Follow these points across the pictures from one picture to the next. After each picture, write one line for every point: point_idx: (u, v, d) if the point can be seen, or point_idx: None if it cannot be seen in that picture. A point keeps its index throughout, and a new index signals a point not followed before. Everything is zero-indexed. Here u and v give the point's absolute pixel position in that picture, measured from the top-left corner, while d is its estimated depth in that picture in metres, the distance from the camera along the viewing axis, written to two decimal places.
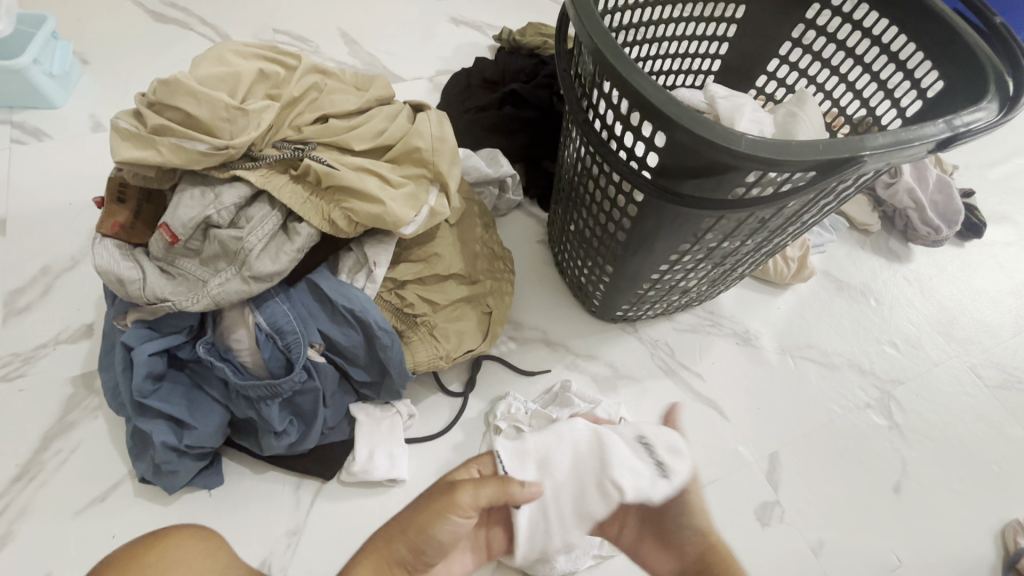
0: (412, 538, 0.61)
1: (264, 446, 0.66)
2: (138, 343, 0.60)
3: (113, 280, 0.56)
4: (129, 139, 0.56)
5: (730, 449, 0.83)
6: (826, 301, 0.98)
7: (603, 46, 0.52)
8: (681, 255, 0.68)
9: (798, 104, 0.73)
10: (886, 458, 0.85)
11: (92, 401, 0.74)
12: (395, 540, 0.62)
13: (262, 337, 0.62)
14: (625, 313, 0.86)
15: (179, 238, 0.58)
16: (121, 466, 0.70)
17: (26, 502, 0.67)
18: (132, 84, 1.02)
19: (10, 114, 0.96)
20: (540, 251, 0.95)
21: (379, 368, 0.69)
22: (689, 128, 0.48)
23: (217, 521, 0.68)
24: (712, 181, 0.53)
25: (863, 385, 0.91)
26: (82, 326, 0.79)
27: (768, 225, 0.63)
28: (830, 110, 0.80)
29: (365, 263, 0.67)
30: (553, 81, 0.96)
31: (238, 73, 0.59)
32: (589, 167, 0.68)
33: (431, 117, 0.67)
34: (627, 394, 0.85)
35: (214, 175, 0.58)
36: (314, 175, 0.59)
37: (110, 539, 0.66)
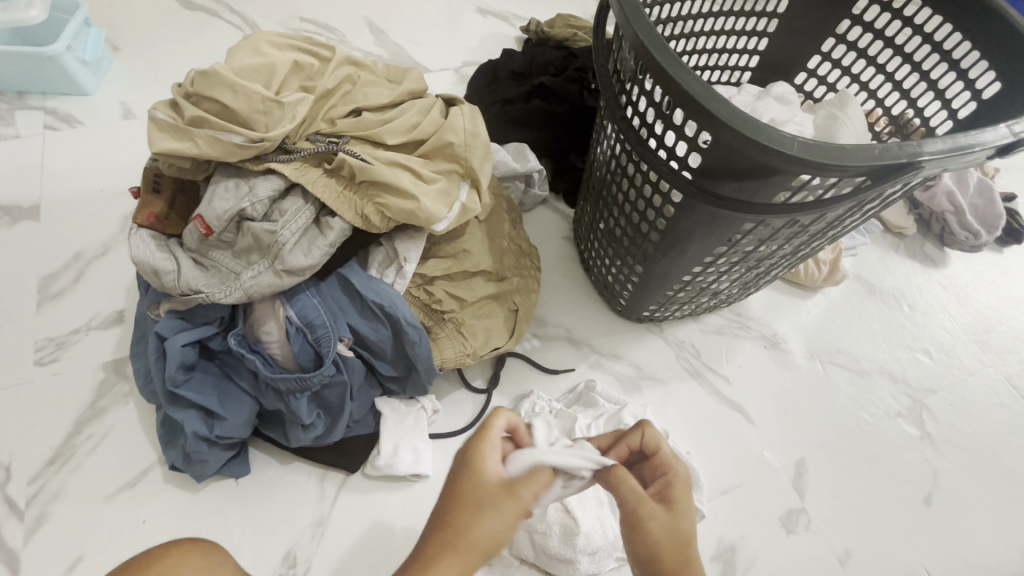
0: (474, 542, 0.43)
1: (292, 438, 0.66)
2: (171, 334, 0.60)
3: (148, 270, 0.57)
4: (166, 130, 0.56)
5: (755, 454, 0.81)
6: (858, 306, 0.96)
7: (648, 40, 0.50)
8: (715, 258, 0.66)
9: (840, 106, 0.71)
10: (916, 469, 0.83)
11: (123, 388, 0.75)
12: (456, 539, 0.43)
13: (293, 330, 0.62)
14: (652, 313, 0.84)
15: (213, 230, 0.58)
16: (151, 452, 0.71)
17: (59, 485, 0.68)
18: (161, 72, 1.02)
19: (44, 101, 0.97)
20: (565, 248, 0.94)
21: (405, 363, 0.69)
22: (739, 130, 0.46)
23: (244, 510, 0.69)
24: (755, 184, 0.51)
25: (894, 393, 0.89)
26: (113, 312, 0.80)
27: (808, 229, 0.61)
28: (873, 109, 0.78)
29: (394, 258, 0.67)
30: (583, 74, 0.94)
31: (274, 65, 0.59)
32: (624, 165, 0.67)
33: (464, 111, 0.65)
34: (652, 396, 0.84)
35: (249, 167, 0.58)
36: (348, 169, 0.59)
37: (140, 524, 0.67)
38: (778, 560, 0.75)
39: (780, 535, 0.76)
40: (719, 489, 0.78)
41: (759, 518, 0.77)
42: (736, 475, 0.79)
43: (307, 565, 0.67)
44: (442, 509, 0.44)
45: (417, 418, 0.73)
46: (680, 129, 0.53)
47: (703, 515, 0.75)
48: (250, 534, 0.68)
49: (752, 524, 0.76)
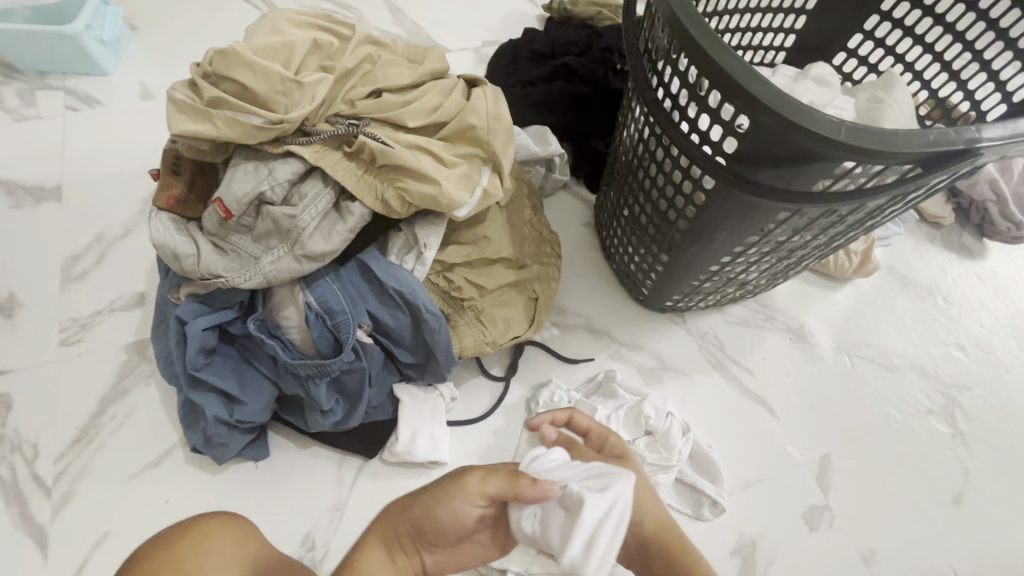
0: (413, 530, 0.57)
1: (311, 423, 0.66)
2: (191, 317, 0.60)
3: (168, 254, 0.56)
4: (185, 111, 0.55)
5: (778, 448, 0.79)
6: (889, 298, 0.92)
7: (685, 17, 0.47)
8: (746, 248, 0.64)
9: (885, 88, 0.67)
10: (947, 468, 0.80)
11: (145, 369, 0.75)
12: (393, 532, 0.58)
13: (312, 316, 0.62)
14: (675, 303, 0.82)
15: (233, 214, 0.57)
16: (173, 433, 0.72)
17: (85, 464, 0.70)
18: (179, 51, 1.01)
19: (64, 81, 0.97)
20: (586, 235, 0.92)
21: (424, 350, 0.68)
22: (781, 112, 0.44)
23: (264, 492, 0.70)
24: (794, 171, 0.49)
25: (925, 389, 0.86)
26: (134, 294, 0.80)
27: (845, 220, 0.58)
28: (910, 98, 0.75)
29: (414, 244, 0.65)
30: (608, 54, 0.91)
31: (293, 44, 0.57)
32: (653, 149, 0.64)
33: (487, 93, 0.63)
34: (673, 387, 0.82)
35: (268, 150, 0.57)
36: (368, 153, 0.57)
37: (163, 504, 0.68)
38: (800, 557, 0.73)
39: (802, 531, 0.75)
40: (740, 483, 0.77)
41: (781, 513, 0.75)
42: (758, 470, 0.78)
43: (326, 548, 0.68)
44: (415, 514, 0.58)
45: (434, 405, 0.72)
46: (715, 112, 0.50)
47: (723, 509, 0.73)
48: (270, 516, 0.69)
49: (774, 520, 0.75)
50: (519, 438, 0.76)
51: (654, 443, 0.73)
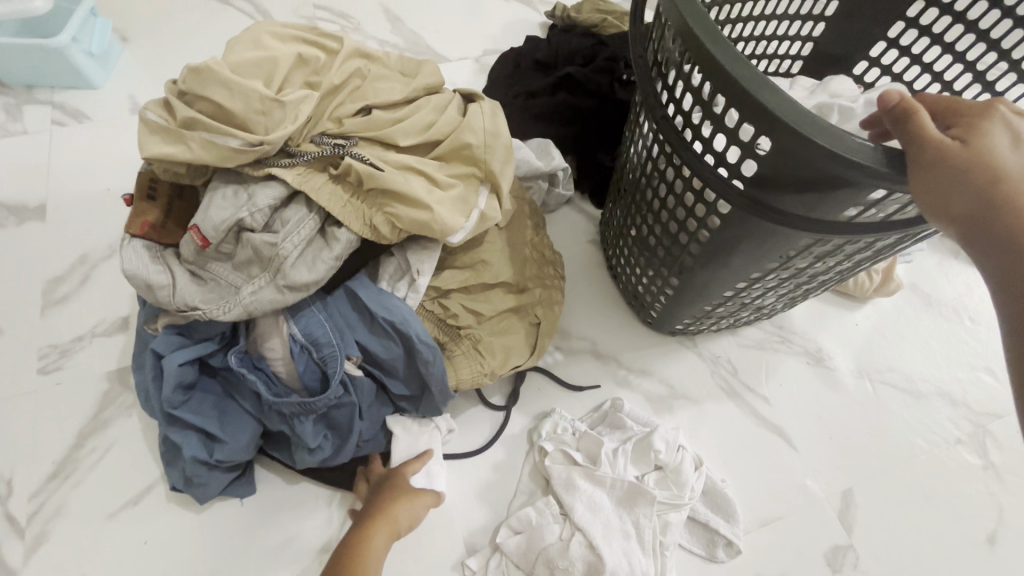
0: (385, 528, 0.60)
1: (297, 461, 0.62)
2: (168, 351, 0.56)
3: (141, 285, 0.52)
4: (158, 133, 0.51)
5: (797, 482, 0.74)
6: (913, 319, 0.87)
7: (699, 30, 0.43)
8: (763, 274, 0.59)
9: None
10: (979, 503, 0.75)
11: (126, 399, 0.72)
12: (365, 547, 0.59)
13: (297, 348, 0.58)
14: (685, 327, 0.78)
15: (210, 241, 0.53)
16: (155, 468, 0.68)
17: (61, 502, 0.66)
18: (170, 63, 0.98)
19: (51, 95, 0.94)
20: (591, 253, 0.87)
21: (418, 382, 0.64)
22: (811, 136, 0.39)
23: (249, 532, 0.66)
24: (821, 198, 0.44)
25: (953, 418, 0.81)
26: (118, 319, 0.76)
27: (873, 247, 0.53)
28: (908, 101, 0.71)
29: (407, 270, 0.61)
30: (614, 64, 0.87)
31: (275, 60, 0.53)
32: (662, 169, 0.60)
33: (483, 109, 0.59)
34: (684, 416, 0.77)
35: (248, 173, 0.53)
36: (355, 175, 0.53)
37: (142, 545, 0.64)
38: None
39: (824, 574, 0.69)
40: (756, 521, 0.72)
41: (802, 554, 0.70)
42: (776, 506, 0.73)
43: None
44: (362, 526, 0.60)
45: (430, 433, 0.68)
46: (732, 133, 0.46)
47: (739, 550, 0.69)
48: (255, 559, 0.64)
49: (793, 561, 0.70)
50: (520, 472, 0.71)
51: (665, 479, 0.68)
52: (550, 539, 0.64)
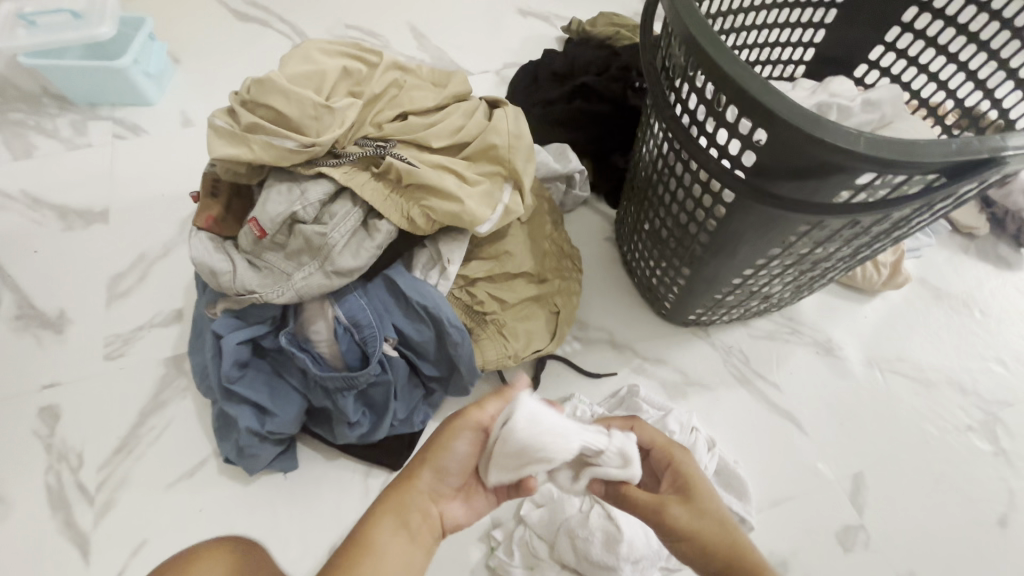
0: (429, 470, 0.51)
1: (338, 435, 0.68)
2: (227, 332, 0.63)
3: (207, 271, 0.59)
4: (225, 137, 0.59)
5: (808, 465, 0.77)
6: (922, 311, 0.90)
7: (701, 36, 0.48)
8: (768, 260, 0.64)
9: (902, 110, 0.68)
10: (990, 488, 0.77)
11: (182, 382, 0.78)
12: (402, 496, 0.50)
13: (340, 330, 0.64)
14: (697, 317, 0.82)
15: (267, 232, 0.60)
16: (207, 444, 0.74)
17: (125, 473, 0.73)
18: (217, 81, 1.07)
19: (113, 111, 1.03)
20: (607, 250, 0.92)
21: (448, 364, 0.70)
22: (802, 127, 0.44)
23: (292, 502, 0.71)
24: (815, 183, 0.49)
25: (964, 406, 0.83)
26: (173, 310, 0.84)
27: (869, 231, 0.57)
28: (908, 100, 0.76)
29: (438, 260, 0.67)
30: (627, 73, 0.93)
31: (324, 72, 0.61)
32: (672, 165, 0.65)
33: (508, 113, 0.65)
34: (697, 402, 0.81)
35: (300, 171, 0.60)
36: (395, 173, 0.60)
37: (197, 513, 0.71)
38: None
39: (835, 552, 0.72)
40: (769, 501, 0.75)
41: (813, 533, 0.73)
42: (788, 488, 0.76)
43: None
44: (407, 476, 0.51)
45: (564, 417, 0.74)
46: (733, 127, 0.51)
47: (751, 527, 0.72)
48: (298, 527, 0.70)
49: (805, 539, 0.73)
50: None
51: None
52: (570, 511, 0.68)
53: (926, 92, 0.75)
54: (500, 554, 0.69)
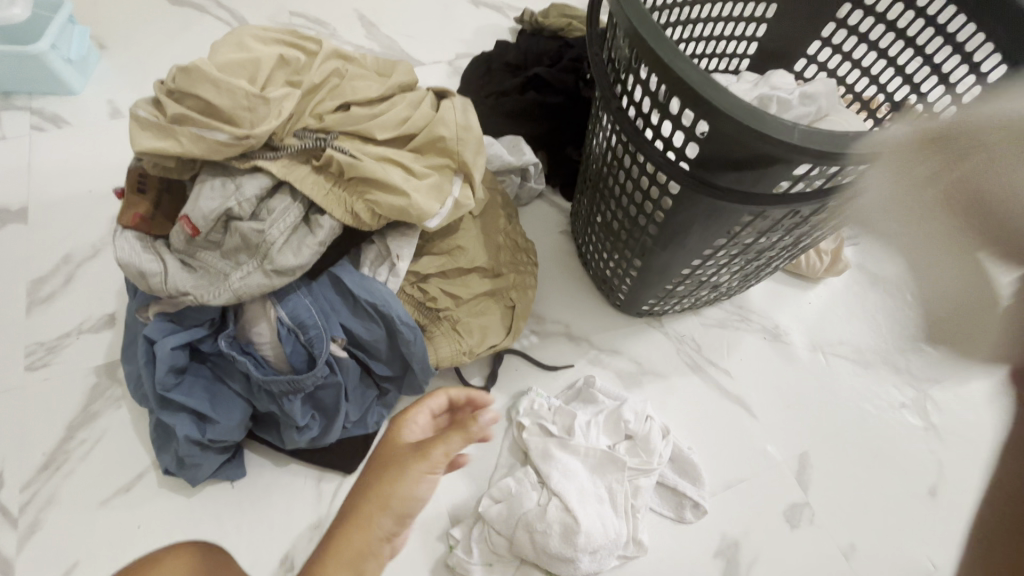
0: (381, 501, 0.51)
1: (287, 440, 0.65)
2: (160, 337, 0.59)
3: (134, 272, 0.55)
4: (149, 128, 0.55)
5: (758, 448, 0.80)
6: (861, 296, 0.94)
7: (643, 28, 0.48)
8: (715, 250, 0.65)
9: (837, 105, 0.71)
10: (921, 460, 0.82)
11: (116, 391, 0.74)
12: (361, 510, 0.51)
13: (285, 331, 0.61)
14: (651, 307, 0.83)
15: (200, 230, 0.56)
16: (145, 456, 0.70)
17: (53, 491, 0.68)
18: (149, 68, 1.00)
19: (30, 101, 0.95)
20: (563, 242, 0.92)
21: (401, 363, 0.68)
22: (741, 119, 0.44)
23: (240, 511, 0.68)
24: (754, 174, 0.49)
25: (898, 384, 0.87)
26: (104, 315, 0.78)
27: (808, 220, 0.59)
28: (844, 94, 0.80)
29: (387, 256, 0.65)
30: (579, 65, 0.92)
31: (258, 60, 0.57)
32: (621, 157, 0.65)
33: (456, 105, 0.64)
34: (652, 390, 0.83)
35: (235, 165, 0.57)
36: (337, 166, 0.57)
37: (136, 529, 0.66)
38: (781, 555, 0.74)
39: (783, 529, 0.75)
40: (721, 484, 0.77)
41: (763, 513, 0.76)
42: (739, 471, 0.79)
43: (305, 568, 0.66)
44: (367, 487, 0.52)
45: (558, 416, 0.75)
46: (677, 119, 0.51)
47: (704, 510, 0.74)
48: (247, 538, 0.67)
49: (756, 520, 0.75)
50: (501, 447, 0.76)
51: (635, 447, 0.73)
52: (528, 505, 0.68)
53: (859, 87, 0.78)
54: (459, 553, 0.68)
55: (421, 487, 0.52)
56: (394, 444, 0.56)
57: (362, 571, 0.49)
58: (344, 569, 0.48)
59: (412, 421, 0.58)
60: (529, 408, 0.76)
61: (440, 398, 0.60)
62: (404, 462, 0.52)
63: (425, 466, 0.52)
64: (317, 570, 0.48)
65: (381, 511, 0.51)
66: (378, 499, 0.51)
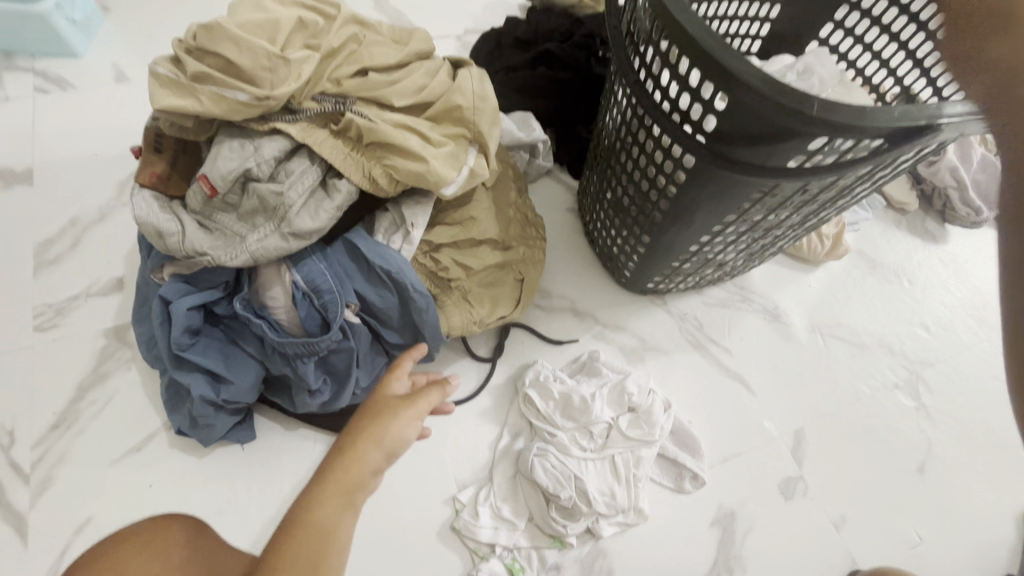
0: (371, 437, 0.50)
1: (298, 403, 0.66)
2: (176, 297, 0.60)
3: (152, 231, 0.56)
4: (168, 86, 0.54)
5: (756, 424, 0.83)
6: (859, 280, 0.96)
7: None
8: (724, 226, 0.66)
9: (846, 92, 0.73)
10: (912, 438, 0.85)
11: (125, 354, 0.74)
12: (351, 447, 0.49)
13: (299, 295, 0.62)
14: (656, 285, 0.85)
15: (218, 191, 0.57)
16: (156, 418, 0.71)
17: (65, 449, 0.68)
18: (154, 33, 0.99)
19: (33, 62, 0.94)
20: (568, 219, 0.93)
21: (411, 331, 0.69)
22: (763, 91, 0.45)
23: (250, 473, 0.69)
24: (770, 147, 0.50)
25: (892, 365, 0.90)
26: (113, 279, 0.78)
27: (817, 198, 0.61)
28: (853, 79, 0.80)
29: (401, 224, 0.65)
30: (591, 41, 0.92)
31: (277, 21, 0.57)
32: (634, 132, 0.66)
33: (472, 74, 0.64)
34: (655, 365, 0.85)
35: (254, 127, 0.57)
36: (356, 130, 0.58)
37: (147, 488, 0.68)
38: (775, 525, 0.77)
39: (777, 501, 0.78)
40: (719, 457, 0.80)
41: (759, 485, 0.79)
42: (736, 444, 0.81)
43: None
44: (354, 427, 0.52)
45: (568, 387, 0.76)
46: (695, 92, 0.52)
47: (703, 481, 0.77)
48: (256, 498, 0.68)
49: (752, 492, 0.78)
50: (506, 417, 0.77)
51: (637, 419, 0.74)
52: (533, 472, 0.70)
53: (870, 71, 0.79)
54: (465, 516, 0.70)
55: (406, 430, 0.53)
56: (381, 397, 0.55)
57: (355, 505, 0.47)
58: (342, 493, 0.46)
59: (400, 380, 0.56)
60: (536, 378, 0.77)
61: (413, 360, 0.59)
62: (397, 408, 0.53)
63: (412, 409, 0.54)
64: (310, 498, 0.46)
65: (378, 450, 0.50)
66: (363, 428, 0.51)
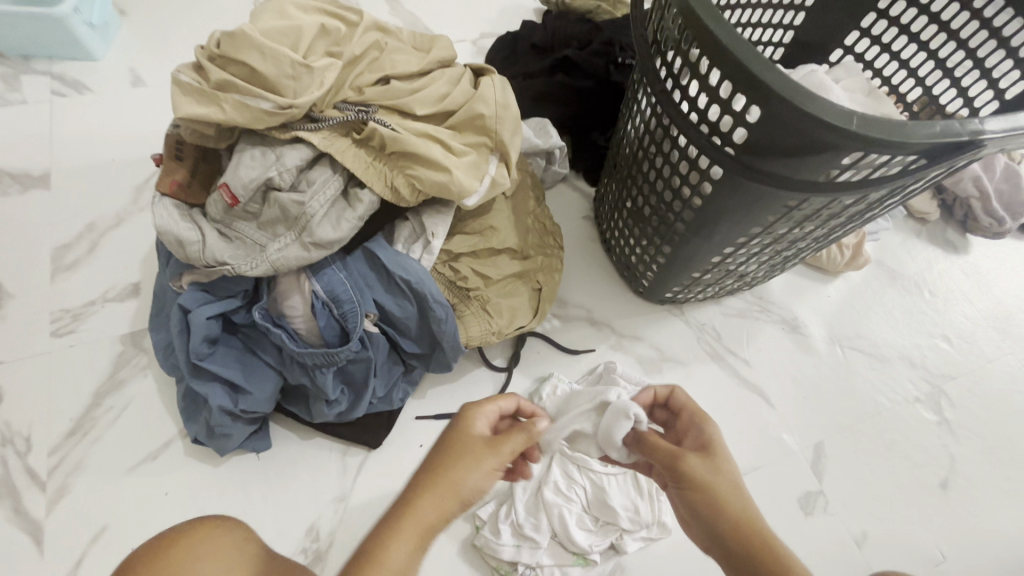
0: (450, 484, 0.47)
1: (316, 413, 0.66)
2: (195, 306, 0.59)
3: (173, 239, 0.55)
4: (190, 94, 0.54)
5: (775, 437, 0.81)
6: (879, 291, 0.95)
7: (700, 11, 0.48)
8: (749, 238, 0.65)
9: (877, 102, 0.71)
10: (933, 453, 0.83)
11: (141, 361, 0.74)
12: (429, 490, 0.46)
13: (319, 305, 0.61)
14: (674, 295, 0.84)
15: (239, 200, 0.56)
16: (172, 426, 0.70)
17: (81, 457, 0.68)
18: (171, 37, 0.99)
19: (50, 66, 0.94)
20: (585, 227, 0.92)
21: (430, 341, 0.68)
22: (799, 104, 0.44)
23: (266, 483, 0.69)
24: (802, 161, 0.49)
25: (913, 378, 0.88)
26: (129, 285, 0.78)
27: (844, 213, 0.60)
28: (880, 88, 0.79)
29: (421, 233, 0.65)
30: (609, 48, 0.91)
31: (301, 28, 0.56)
32: (658, 142, 0.65)
33: (495, 82, 0.63)
34: (672, 377, 0.84)
35: (276, 135, 0.56)
36: (378, 139, 0.57)
37: (163, 496, 0.67)
38: (795, 540, 0.75)
39: (798, 516, 0.77)
40: None
41: (779, 499, 0.77)
42: (755, 458, 0.80)
43: (330, 539, 0.67)
44: (427, 468, 0.48)
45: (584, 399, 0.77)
46: (725, 103, 0.51)
47: None
48: (272, 508, 0.68)
49: (772, 506, 0.77)
50: None
51: None
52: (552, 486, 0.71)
53: (897, 80, 0.78)
54: (485, 533, 0.69)
55: (486, 478, 0.49)
56: (461, 437, 0.51)
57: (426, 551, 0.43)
58: (415, 539, 0.42)
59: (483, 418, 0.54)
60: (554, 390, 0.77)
61: (505, 402, 0.57)
62: (480, 453, 0.49)
63: (496, 456, 0.50)
64: (381, 542, 0.42)
65: (455, 498, 0.46)
66: (444, 469, 0.47)
